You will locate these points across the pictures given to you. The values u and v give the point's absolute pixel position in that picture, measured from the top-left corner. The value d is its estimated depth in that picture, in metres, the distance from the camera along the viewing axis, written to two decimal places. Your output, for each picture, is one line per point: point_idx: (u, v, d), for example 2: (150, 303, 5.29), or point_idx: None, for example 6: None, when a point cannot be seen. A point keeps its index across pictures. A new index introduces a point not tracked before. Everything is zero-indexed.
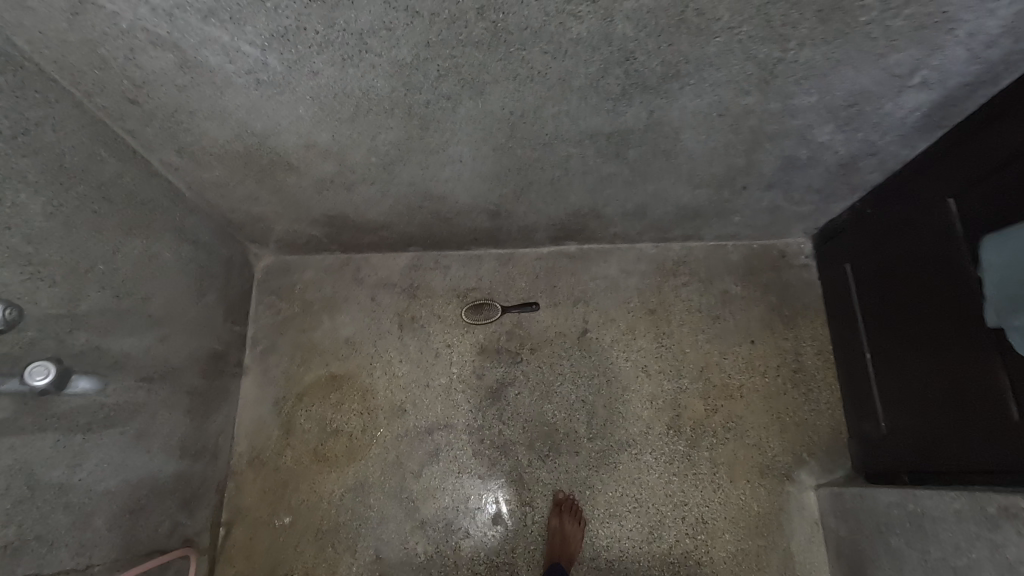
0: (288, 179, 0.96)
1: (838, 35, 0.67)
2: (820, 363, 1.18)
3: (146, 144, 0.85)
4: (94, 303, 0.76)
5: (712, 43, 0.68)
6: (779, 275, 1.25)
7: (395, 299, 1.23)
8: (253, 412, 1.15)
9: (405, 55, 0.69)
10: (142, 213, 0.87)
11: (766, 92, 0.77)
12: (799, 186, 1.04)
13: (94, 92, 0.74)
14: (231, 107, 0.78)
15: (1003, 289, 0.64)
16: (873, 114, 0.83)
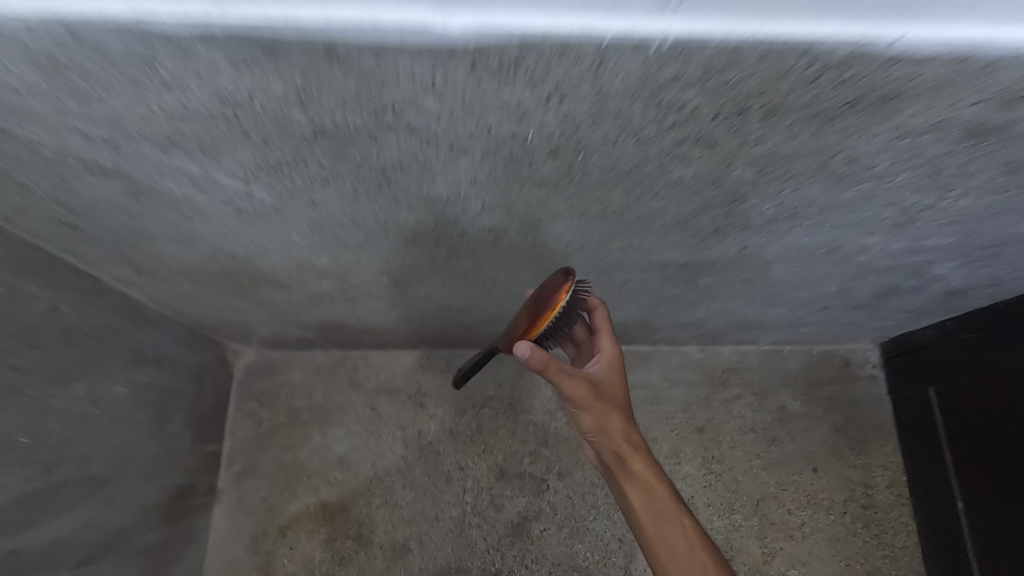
0: (276, 294, 0.78)
1: (1018, 185, 0.51)
2: (894, 498, 1.02)
3: (95, 263, 0.66)
4: (9, 492, 0.57)
5: (849, 189, 0.51)
6: (843, 388, 1.09)
7: (400, 408, 1.04)
8: (225, 551, 0.96)
9: (440, 191, 0.51)
10: (85, 348, 0.68)
11: (895, 234, 0.61)
12: (889, 307, 0.87)
13: (12, 214, 0.54)
14: (202, 232, 0.59)
15: None
16: (1014, 255, 0.67)
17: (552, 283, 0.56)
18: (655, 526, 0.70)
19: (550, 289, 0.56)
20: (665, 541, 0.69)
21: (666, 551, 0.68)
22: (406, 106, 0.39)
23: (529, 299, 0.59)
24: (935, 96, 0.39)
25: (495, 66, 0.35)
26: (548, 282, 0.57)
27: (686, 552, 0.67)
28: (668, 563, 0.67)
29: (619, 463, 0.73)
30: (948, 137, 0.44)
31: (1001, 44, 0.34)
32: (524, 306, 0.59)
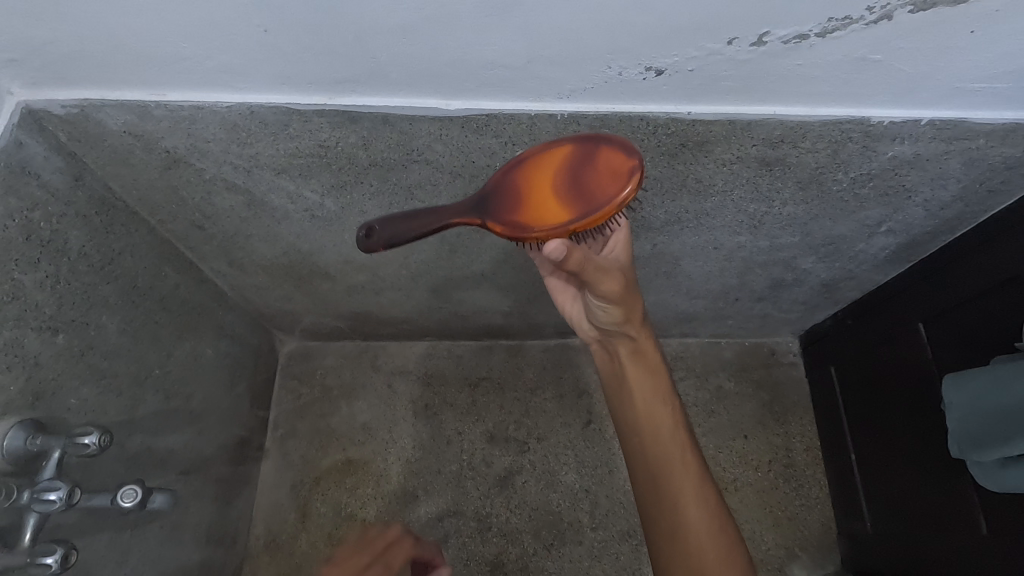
0: (323, 285, 1.05)
1: (816, 197, 0.79)
2: (809, 459, 1.27)
3: (204, 257, 0.94)
4: (148, 406, 0.84)
5: (708, 200, 0.79)
6: (768, 372, 1.34)
7: (410, 386, 1.30)
8: (271, 496, 1.21)
9: (444, 202, 0.79)
10: (190, 318, 0.95)
11: (755, 234, 0.88)
12: (786, 299, 1.14)
13: (166, 218, 0.83)
14: (284, 233, 0.88)
15: (961, 427, 0.73)
16: (849, 251, 0.94)
17: (621, 164, 0.50)
18: (645, 401, 0.69)
19: (619, 175, 0.50)
20: (654, 421, 0.68)
21: (649, 427, 0.68)
22: (425, 148, 0.68)
23: (584, 177, 0.52)
24: (729, 142, 0.67)
25: (474, 125, 0.64)
26: (618, 164, 0.51)
27: (668, 433, 0.69)
28: (647, 437, 0.68)
29: (626, 346, 0.68)
30: (751, 166, 0.72)
31: (748, 113, 0.63)
32: (578, 186, 0.52)
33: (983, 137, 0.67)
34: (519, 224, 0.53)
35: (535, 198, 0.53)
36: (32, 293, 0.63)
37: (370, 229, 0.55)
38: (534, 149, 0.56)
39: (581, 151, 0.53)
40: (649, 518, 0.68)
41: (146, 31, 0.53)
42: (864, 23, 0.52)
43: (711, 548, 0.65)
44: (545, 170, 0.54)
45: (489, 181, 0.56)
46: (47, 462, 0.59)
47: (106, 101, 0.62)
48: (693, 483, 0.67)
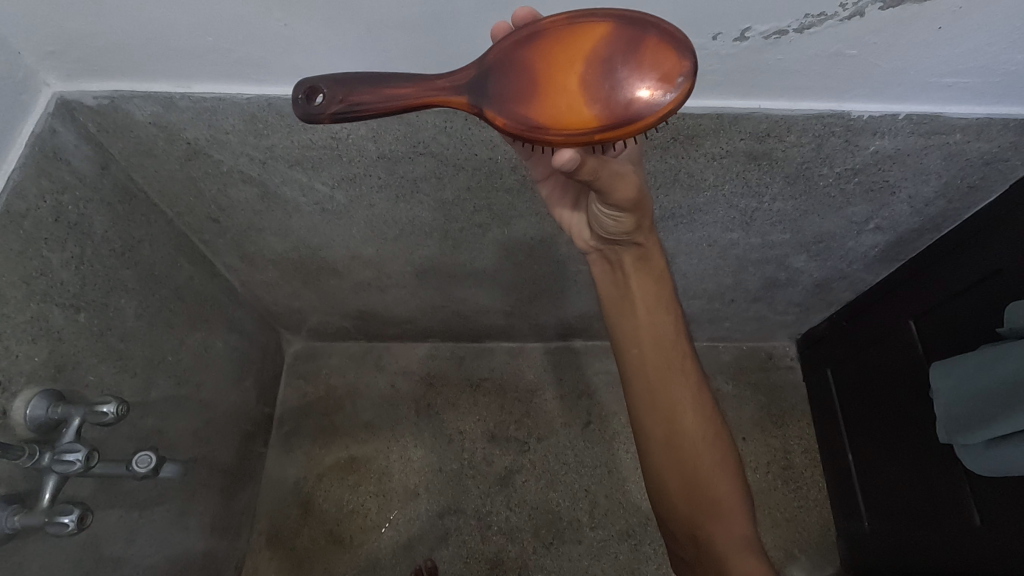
0: (331, 282, 1.08)
1: (804, 192, 0.82)
2: (808, 461, 1.28)
3: (216, 252, 0.98)
4: (159, 391, 0.90)
5: (700, 195, 0.83)
6: (766, 375, 1.36)
7: (413, 386, 1.33)
8: (275, 491, 1.24)
9: (448, 196, 0.82)
10: (202, 310, 0.99)
11: (748, 230, 0.92)
12: (782, 300, 1.17)
13: (183, 211, 0.87)
14: (295, 227, 0.92)
15: (950, 413, 0.78)
16: (839, 249, 0.97)
17: (672, 67, 0.40)
18: (648, 313, 0.65)
19: (664, 80, 0.40)
20: (655, 331, 0.66)
21: (649, 338, 0.65)
22: (430, 141, 0.72)
23: (624, 71, 0.40)
24: (717, 136, 0.71)
25: (477, 117, 0.68)
26: (668, 65, 0.40)
27: (671, 342, 0.66)
28: (647, 347, 0.66)
29: (630, 253, 0.62)
30: (740, 160, 0.76)
31: (734, 107, 0.67)
32: (613, 83, 0.40)
33: (959, 131, 0.71)
34: (528, 118, 0.41)
35: (554, 89, 0.41)
36: (56, 272, 0.69)
37: (319, 91, 0.44)
38: (559, 19, 0.42)
39: (622, 36, 0.41)
40: (643, 425, 0.68)
41: (175, 25, 0.58)
42: (838, 19, 0.57)
43: (705, 455, 0.67)
44: (571, 52, 0.41)
45: (492, 53, 0.43)
46: (66, 429, 0.66)
47: (135, 93, 0.67)
48: (689, 390, 0.67)
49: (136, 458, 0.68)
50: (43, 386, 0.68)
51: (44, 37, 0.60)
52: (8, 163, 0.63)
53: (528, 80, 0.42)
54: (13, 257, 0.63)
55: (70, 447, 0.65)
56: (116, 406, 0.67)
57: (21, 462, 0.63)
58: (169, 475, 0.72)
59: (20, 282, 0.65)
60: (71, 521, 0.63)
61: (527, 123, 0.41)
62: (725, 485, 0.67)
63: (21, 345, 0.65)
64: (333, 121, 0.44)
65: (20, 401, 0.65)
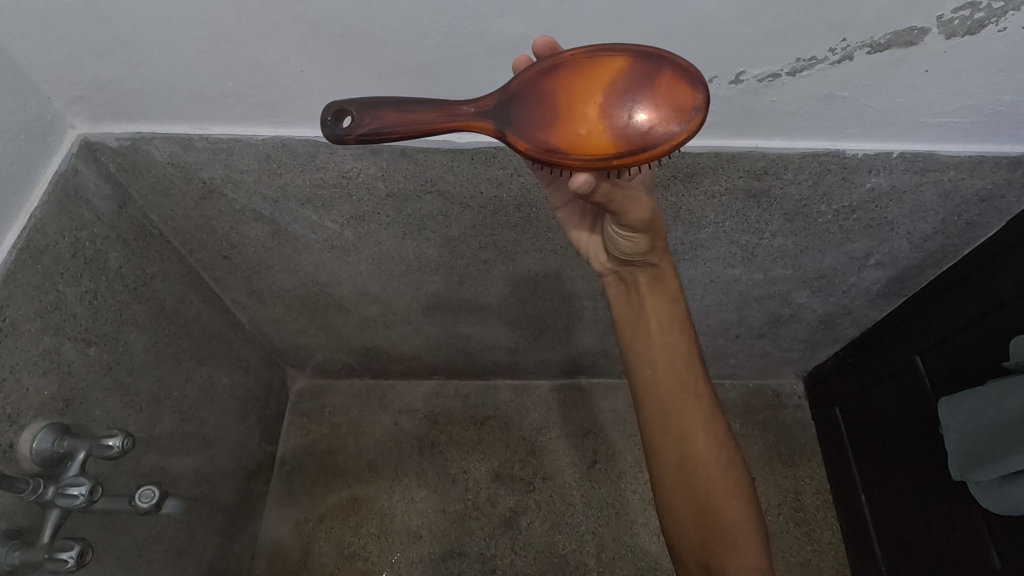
0: (337, 318, 1.09)
1: (804, 229, 0.84)
2: (819, 502, 1.25)
3: (225, 288, 1.00)
4: (164, 426, 0.90)
5: (701, 232, 0.84)
6: (774, 414, 1.34)
7: (417, 424, 1.31)
8: (275, 533, 1.22)
9: (454, 232, 0.84)
10: (210, 345, 1.00)
11: (750, 266, 0.93)
12: (786, 336, 1.16)
13: (196, 248, 0.89)
14: (304, 263, 0.93)
15: (959, 450, 0.77)
16: (842, 284, 0.98)
17: (685, 99, 0.42)
18: (661, 333, 0.65)
19: (676, 112, 0.42)
20: (669, 351, 0.65)
21: (663, 358, 0.65)
22: (437, 179, 0.75)
23: (639, 102, 0.42)
24: (717, 173, 0.73)
25: (482, 157, 0.71)
26: (681, 97, 0.42)
27: (685, 363, 0.66)
28: (661, 369, 0.65)
29: (645, 274, 0.62)
30: (740, 198, 0.77)
31: (732, 146, 0.70)
32: (628, 113, 0.42)
33: (953, 168, 0.73)
34: (547, 143, 0.43)
35: (573, 117, 0.43)
36: (70, 306, 0.70)
37: (347, 114, 0.45)
38: (580, 53, 0.44)
39: (638, 69, 0.43)
40: (656, 447, 0.67)
41: (198, 70, 0.62)
42: (829, 63, 0.59)
43: (719, 480, 0.66)
44: (590, 83, 0.44)
45: (516, 82, 0.45)
46: (71, 463, 0.67)
47: (156, 134, 0.70)
48: (702, 413, 0.66)
49: (139, 493, 0.68)
50: (49, 420, 0.69)
51: (73, 83, 0.63)
52: (32, 201, 0.65)
53: (549, 108, 0.44)
54: (30, 290, 0.65)
55: (76, 480, 0.65)
56: (121, 439, 0.68)
57: (25, 496, 0.63)
58: (170, 511, 0.71)
59: (35, 315, 0.66)
60: (71, 557, 0.62)
61: (546, 147, 0.43)
62: (738, 514, 0.67)
63: (31, 378, 0.66)
64: (359, 142, 0.45)
65: (27, 434, 0.66)
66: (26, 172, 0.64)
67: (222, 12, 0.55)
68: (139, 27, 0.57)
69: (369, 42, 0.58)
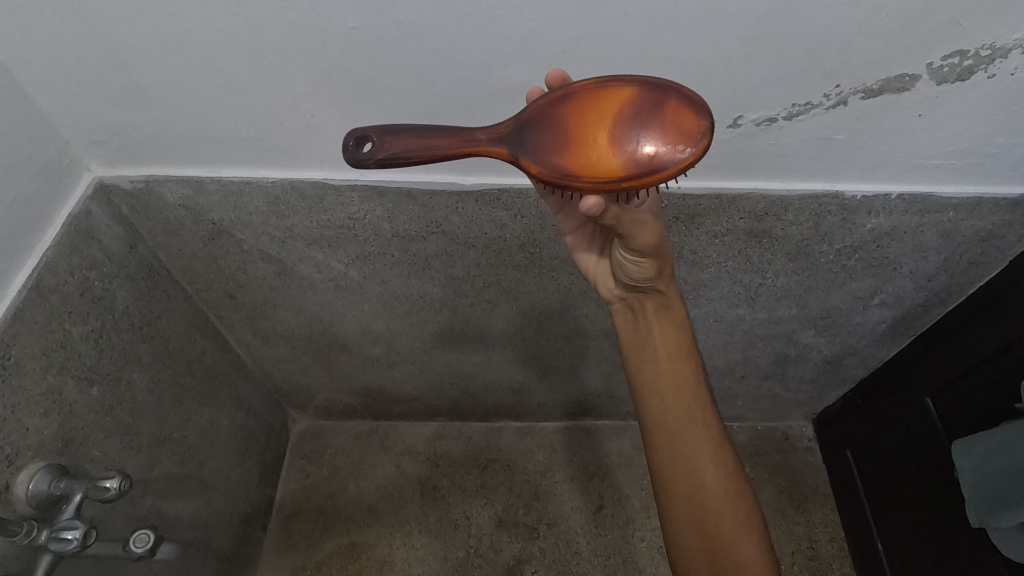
0: (340, 357, 1.09)
1: (807, 269, 0.84)
2: (834, 551, 1.20)
3: (229, 327, 1.00)
4: (163, 468, 0.89)
5: (704, 271, 0.84)
6: (784, 457, 1.31)
7: (419, 466, 1.29)
8: None
9: (458, 271, 0.85)
10: (212, 385, 1.00)
11: (754, 305, 0.92)
12: (793, 377, 1.15)
13: (202, 287, 0.90)
14: (308, 302, 0.94)
15: (977, 495, 0.75)
16: (847, 324, 0.98)
17: (691, 125, 0.43)
18: (669, 360, 0.64)
19: (683, 137, 0.43)
20: (677, 379, 0.64)
21: (671, 387, 0.64)
22: (442, 220, 0.76)
23: (647, 128, 0.43)
24: (717, 214, 0.74)
25: (487, 198, 0.72)
26: (686, 124, 0.43)
27: (693, 391, 0.65)
28: (669, 397, 0.64)
29: (653, 301, 0.62)
30: (741, 238, 0.78)
31: (732, 188, 0.71)
32: (636, 139, 0.43)
33: (952, 209, 0.73)
34: (559, 167, 0.44)
35: (584, 142, 0.45)
36: (76, 345, 0.71)
37: (368, 140, 0.46)
38: (589, 82, 0.46)
39: (646, 97, 0.44)
40: (665, 479, 0.65)
41: (212, 116, 0.64)
42: (823, 108, 0.61)
43: (729, 513, 0.65)
44: (599, 110, 0.45)
45: (527, 109, 0.47)
46: (66, 505, 0.66)
47: (168, 177, 0.72)
48: (711, 444, 0.65)
49: (135, 537, 0.67)
50: (47, 461, 0.68)
51: (91, 127, 0.66)
52: (45, 241, 0.67)
53: (560, 134, 0.45)
54: (37, 329, 0.66)
55: (70, 524, 0.64)
56: (118, 480, 0.67)
57: (18, 541, 0.62)
58: (164, 557, 0.69)
59: (40, 354, 0.66)
60: None
61: (558, 171, 0.44)
62: (749, 549, 0.64)
63: (32, 417, 0.66)
64: (379, 166, 0.46)
65: (24, 475, 0.65)
66: (41, 214, 0.66)
67: (238, 61, 0.58)
68: (158, 74, 0.59)
69: (378, 89, 0.60)
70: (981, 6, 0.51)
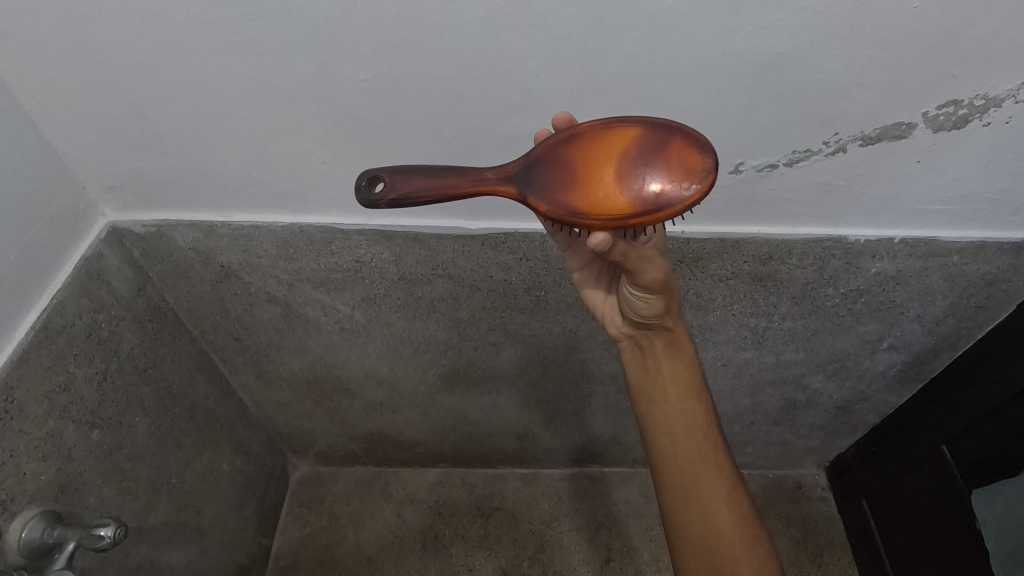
0: (343, 401, 1.08)
1: (813, 312, 0.84)
2: None
3: (233, 370, 0.99)
4: (158, 516, 0.87)
5: (710, 314, 0.84)
6: (797, 506, 1.27)
7: (420, 515, 1.25)
8: None
9: (464, 314, 0.85)
10: (213, 429, 0.98)
11: (761, 349, 0.92)
12: (804, 424, 1.13)
13: (208, 329, 0.90)
14: (313, 345, 0.93)
15: (1001, 549, 0.72)
16: (856, 368, 0.96)
17: (696, 163, 0.43)
18: (679, 399, 0.63)
19: (687, 175, 0.43)
20: (687, 418, 0.63)
21: (682, 426, 0.62)
22: (448, 263, 0.77)
23: (653, 166, 0.44)
24: (722, 258, 0.75)
25: (493, 242, 0.73)
26: (691, 162, 0.44)
27: (703, 431, 0.63)
28: (680, 438, 0.62)
29: (660, 339, 0.61)
30: (746, 281, 0.78)
31: (736, 232, 0.72)
32: (642, 177, 0.44)
33: (955, 254, 0.74)
34: (567, 205, 0.45)
35: (591, 180, 0.45)
36: (79, 388, 0.70)
37: (380, 181, 0.47)
38: (595, 124, 0.47)
39: (651, 138, 0.45)
40: (677, 522, 0.63)
41: (226, 162, 0.66)
42: (823, 154, 0.62)
43: (744, 560, 0.62)
44: (605, 150, 0.46)
45: (535, 150, 0.48)
46: (59, 554, 0.64)
47: (181, 221, 0.73)
48: (724, 485, 0.63)
49: None
50: (43, 508, 0.67)
51: (108, 173, 0.68)
52: (56, 283, 0.68)
53: (568, 173, 0.46)
54: (41, 372, 0.65)
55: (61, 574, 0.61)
56: (113, 528, 0.65)
57: None
58: None
59: (43, 397, 0.66)
60: None
61: (566, 208, 0.45)
62: None
63: (31, 462, 0.65)
64: (391, 206, 0.47)
65: (18, 522, 0.64)
66: (53, 257, 0.67)
67: (254, 110, 0.60)
68: (176, 123, 0.61)
69: (388, 136, 0.61)
70: (973, 58, 0.53)
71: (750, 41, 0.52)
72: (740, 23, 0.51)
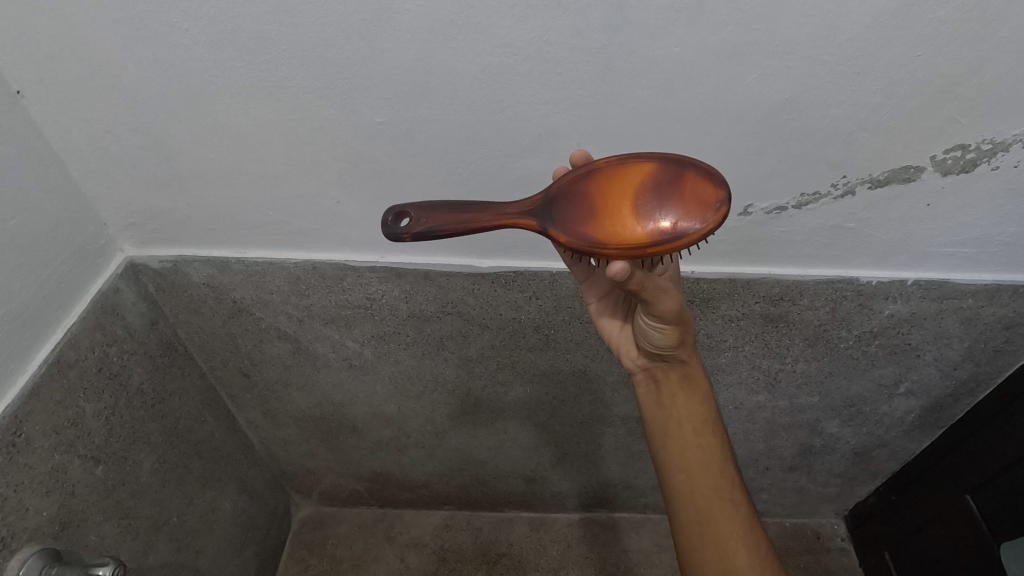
0: (349, 440, 1.06)
1: (826, 355, 0.83)
2: None
3: (240, 406, 0.99)
4: (158, 556, 0.85)
5: (722, 355, 0.83)
6: (816, 558, 1.21)
7: (424, 560, 1.22)
8: None
9: (472, 352, 0.84)
10: (217, 467, 0.97)
11: (774, 392, 0.90)
12: (821, 470, 1.09)
13: (217, 364, 0.90)
14: (320, 382, 0.93)
15: None
16: (873, 412, 0.94)
17: (710, 196, 0.44)
18: (695, 433, 0.61)
19: (702, 207, 0.44)
20: (703, 453, 0.61)
21: (698, 462, 0.61)
22: (458, 301, 0.77)
23: (669, 200, 0.45)
24: (732, 299, 0.74)
25: (503, 280, 0.74)
26: (706, 195, 0.44)
27: (719, 468, 0.61)
28: (696, 474, 0.61)
29: (675, 372, 0.61)
30: (757, 322, 0.78)
31: (746, 274, 0.72)
32: (658, 210, 0.45)
33: (968, 296, 0.73)
34: (586, 237, 0.46)
35: (608, 213, 0.46)
36: (86, 422, 0.70)
37: (405, 216, 0.48)
38: (613, 160, 0.48)
39: (665, 172, 0.46)
40: (694, 562, 0.61)
41: (243, 200, 0.67)
42: (832, 197, 0.63)
43: None
44: (622, 184, 0.47)
45: (554, 184, 0.49)
46: None
47: (196, 257, 0.75)
48: (741, 524, 0.61)
49: None
50: (42, 546, 0.66)
51: (128, 210, 0.69)
52: (70, 317, 0.68)
53: (586, 206, 0.47)
54: (51, 406, 0.65)
55: None
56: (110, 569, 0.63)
57: None
58: None
59: (51, 431, 0.66)
60: None
61: (584, 239, 0.45)
62: None
63: (32, 498, 0.64)
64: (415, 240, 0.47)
65: (16, 560, 0.63)
66: (70, 292, 0.68)
67: (272, 152, 0.61)
68: (196, 162, 0.63)
69: (402, 177, 0.63)
70: (977, 104, 0.54)
71: (757, 87, 0.53)
72: (746, 70, 0.52)
